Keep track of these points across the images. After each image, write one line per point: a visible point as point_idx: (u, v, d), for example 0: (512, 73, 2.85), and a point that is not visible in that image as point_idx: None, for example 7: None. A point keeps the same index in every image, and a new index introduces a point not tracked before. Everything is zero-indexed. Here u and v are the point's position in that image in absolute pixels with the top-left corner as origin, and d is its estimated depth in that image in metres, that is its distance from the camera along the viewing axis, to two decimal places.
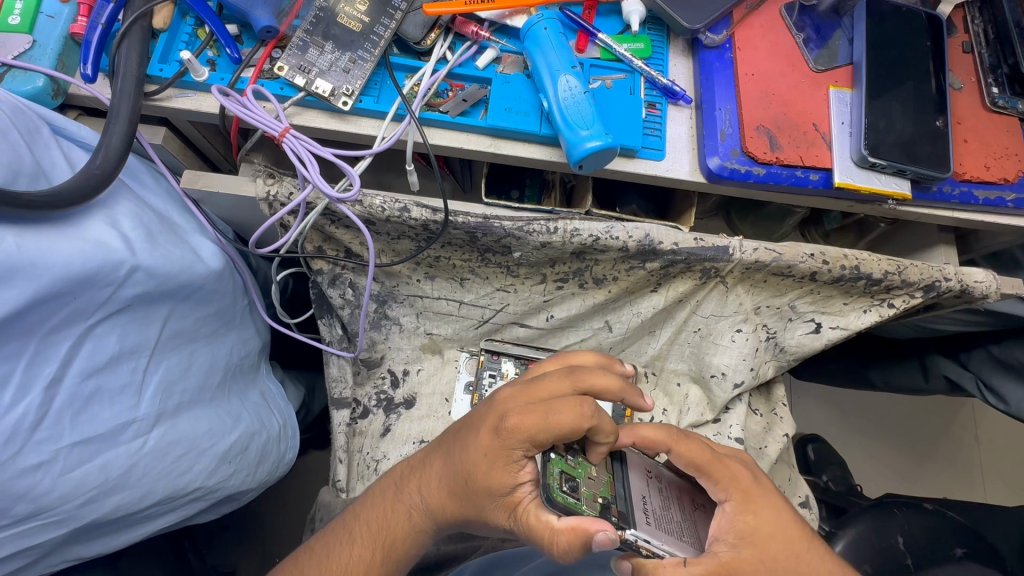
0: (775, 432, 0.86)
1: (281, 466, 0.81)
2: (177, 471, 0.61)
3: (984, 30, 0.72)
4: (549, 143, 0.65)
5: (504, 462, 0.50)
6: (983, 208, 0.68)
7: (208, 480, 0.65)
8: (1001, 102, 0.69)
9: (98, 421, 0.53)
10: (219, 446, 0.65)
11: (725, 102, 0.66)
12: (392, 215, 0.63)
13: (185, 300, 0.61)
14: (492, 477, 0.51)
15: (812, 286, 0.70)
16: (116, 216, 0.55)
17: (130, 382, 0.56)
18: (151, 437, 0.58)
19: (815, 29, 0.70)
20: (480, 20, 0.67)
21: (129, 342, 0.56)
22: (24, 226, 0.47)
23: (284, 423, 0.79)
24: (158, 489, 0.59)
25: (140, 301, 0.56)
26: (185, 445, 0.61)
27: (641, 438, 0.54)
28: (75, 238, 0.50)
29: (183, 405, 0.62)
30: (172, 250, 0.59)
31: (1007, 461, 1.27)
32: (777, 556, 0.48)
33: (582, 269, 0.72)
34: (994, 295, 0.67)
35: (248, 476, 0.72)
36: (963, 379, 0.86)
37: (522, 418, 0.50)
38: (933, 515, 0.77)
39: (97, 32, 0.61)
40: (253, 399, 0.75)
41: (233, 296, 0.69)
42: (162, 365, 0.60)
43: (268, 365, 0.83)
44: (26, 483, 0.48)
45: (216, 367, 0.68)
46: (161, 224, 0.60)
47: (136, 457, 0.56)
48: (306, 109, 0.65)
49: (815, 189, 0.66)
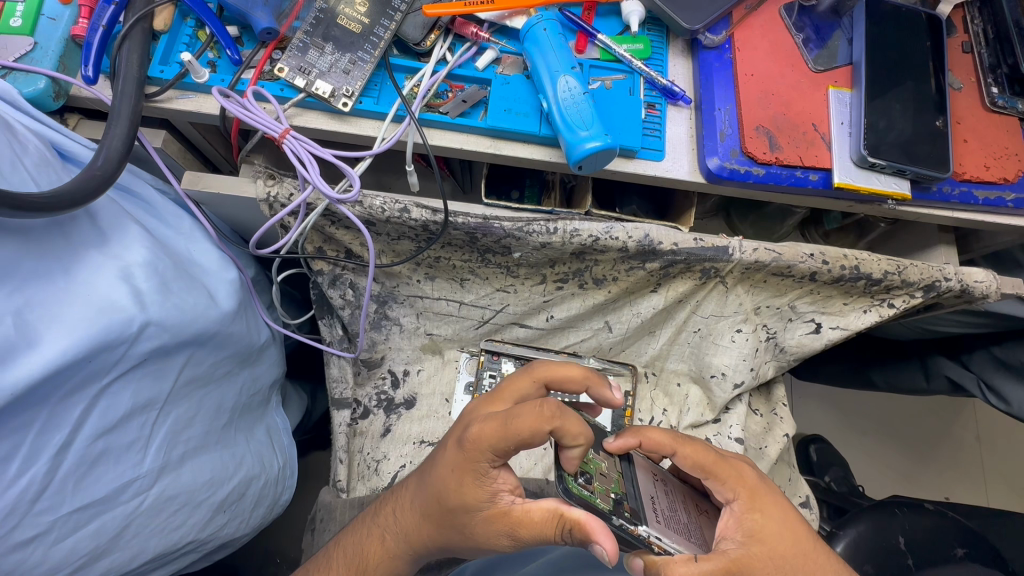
0: (776, 432, 0.85)
1: (277, 506, 0.83)
2: (171, 526, 0.61)
3: (983, 30, 0.72)
4: (548, 143, 0.65)
5: (472, 478, 0.51)
6: (983, 208, 0.68)
7: (201, 532, 0.66)
8: (1001, 102, 0.69)
9: (101, 483, 0.53)
10: (216, 496, 0.66)
11: (724, 102, 0.66)
12: (392, 215, 0.63)
13: (203, 345, 0.62)
14: (463, 496, 0.51)
15: (812, 285, 0.70)
16: (131, 271, 0.55)
17: (139, 437, 0.56)
18: (151, 494, 0.58)
19: (814, 29, 0.70)
20: (480, 21, 0.68)
21: (142, 398, 0.56)
22: (23, 284, 0.48)
23: (284, 463, 0.81)
24: (149, 547, 0.59)
25: (155, 355, 0.56)
26: (183, 499, 0.62)
27: (646, 439, 0.54)
28: (80, 305, 0.50)
29: (187, 454, 0.62)
30: (185, 298, 0.59)
31: (1008, 460, 1.27)
32: (785, 553, 0.47)
33: (582, 269, 0.72)
34: (995, 294, 0.67)
35: (243, 522, 0.74)
36: (964, 379, 0.87)
37: (484, 426, 0.49)
38: (936, 516, 0.77)
39: (98, 34, 0.61)
40: (258, 438, 0.76)
41: (253, 326, 0.72)
42: (172, 415, 0.60)
43: (278, 398, 0.85)
44: (15, 559, 0.48)
45: (224, 407, 0.68)
46: (176, 270, 0.61)
47: (131, 517, 0.56)
48: (306, 110, 0.65)
49: (815, 189, 0.66)
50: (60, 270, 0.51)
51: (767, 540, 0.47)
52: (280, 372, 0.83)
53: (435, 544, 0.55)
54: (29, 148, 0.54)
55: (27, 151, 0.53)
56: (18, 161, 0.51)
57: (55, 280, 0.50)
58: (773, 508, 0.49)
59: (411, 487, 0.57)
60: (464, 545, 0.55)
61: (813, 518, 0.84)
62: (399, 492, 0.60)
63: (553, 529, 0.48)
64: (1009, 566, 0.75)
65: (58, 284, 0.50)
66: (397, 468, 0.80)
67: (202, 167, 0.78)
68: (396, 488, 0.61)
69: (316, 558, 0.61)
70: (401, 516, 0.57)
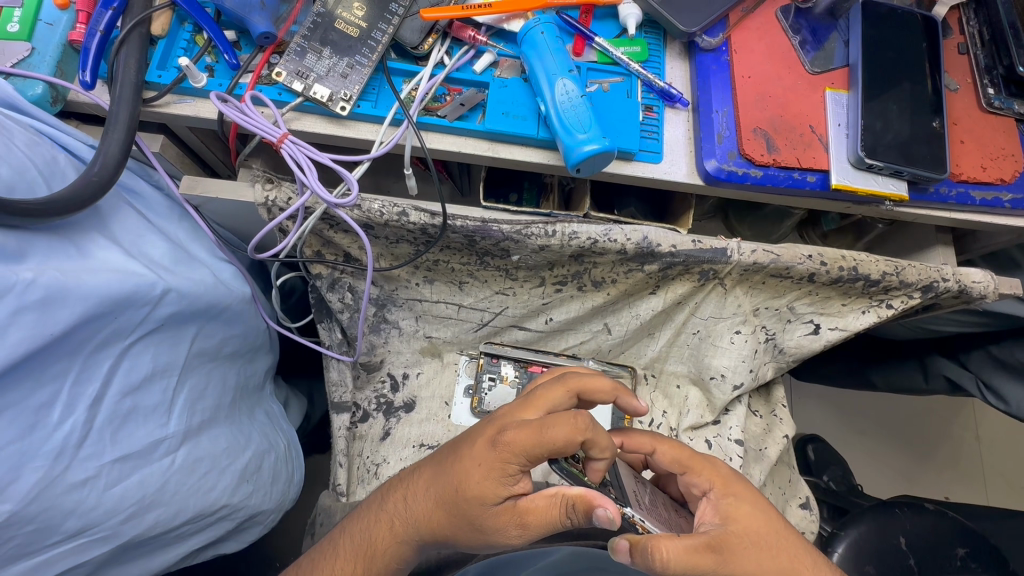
0: (775, 434, 0.85)
1: (292, 487, 0.83)
2: (205, 488, 0.61)
3: (979, 32, 0.72)
4: (546, 146, 0.65)
5: (498, 475, 0.50)
6: (980, 208, 0.68)
7: (232, 498, 0.66)
8: (997, 102, 0.69)
9: (134, 438, 0.53)
10: (238, 463, 0.66)
11: (721, 105, 0.67)
12: (390, 219, 0.63)
13: (212, 319, 0.63)
14: (472, 479, 0.50)
15: (811, 287, 0.70)
16: (132, 253, 0.56)
17: (162, 401, 0.57)
18: (180, 454, 0.58)
19: (811, 31, 0.71)
20: (478, 24, 0.68)
21: (161, 361, 0.57)
22: (43, 250, 0.48)
23: (288, 442, 0.81)
24: (189, 505, 0.60)
25: (171, 321, 0.57)
26: (210, 462, 0.62)
27: (629, 440, 0.60)
28: (103, 268, 0.50)
29: (206, 423, 0.63)
30: (193, 273, 0.61)
31: (1007, 460, 1.28)
32: (760, 531, 0.49)
33: (581, 271, 0.72)
34: (992, 294, 0.67)
35: (266, 495, 0.73)
36: (963, 379, 0.87)
37: (519, 432, 0.49)
38: (937, 517, 0.77)
39: (95, 39, 0.61)
40: (259, 419, 0.76)
41: (257, 319, 0.73)
42: (189, 383, 0.60)
43: (272, 387, 0.85)
44: (73, 500, 0.49)
45: (229, 386, 0.68)
46: (177, 251, 0.61)
47: (168, 474, 0.57)
48: (303, 115, 0.65)
49: (812, 191, 0.66)
50: (74, 248, 0.50)
51: (741, 521, 0.49)
52: (274, 358, 0.84)
53: (444, 535, 0.53)
54: (16, 131, 0.53)
55: (15, 135, 0.53)
56: (11, 145, 0.51)
57: (70, 254, 0.50)
58: (746, 493, 0.52)
59: (424, 478, 0.55)
60: (472, 541, 0.53)
61: (813, 519, 0.84)
62: (413, 475, 0.58)
63: (558, 510, 0.49)
64: (1010, 565, 0.75)
65: (73, 258, 0.49)
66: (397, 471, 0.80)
67: (200, 171, 0.78)
68: (418, 469, 0.57)
69: (320, 545, 0.60)
70: (413, 503, 0.55)
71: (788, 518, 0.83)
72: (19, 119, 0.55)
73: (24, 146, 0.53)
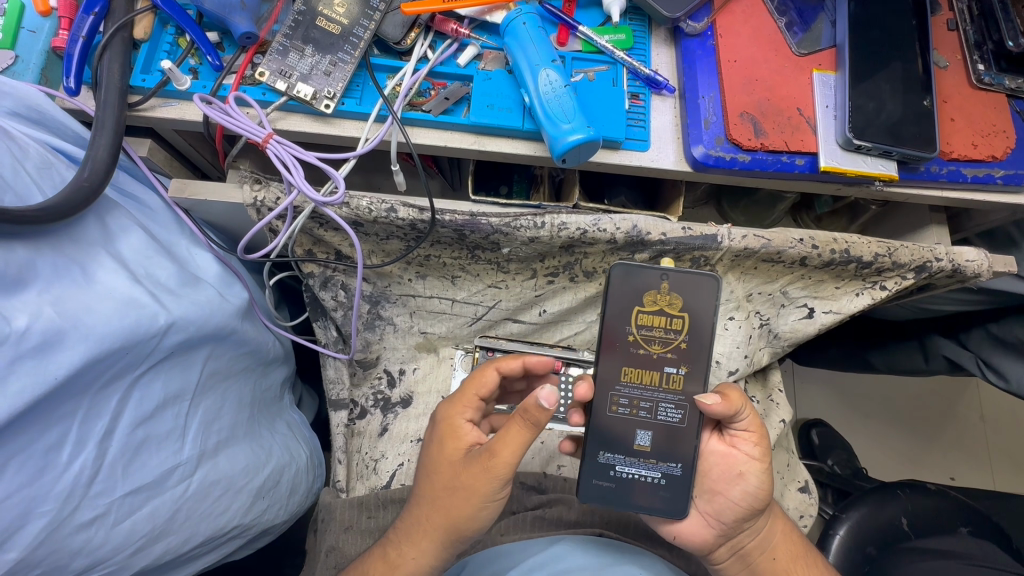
0: (773, 418, 0.86)
1: (310, 494, 0.84)
2: (218, 510, 0.62)
3: (968, 8, 0.71)
4: (533, 138, 0.65)
5: (451, 436, 0.58)
6: (972, 185, 0.67)
7: (245, 517, 0.67)
8: (987, 78, 0.68)
9: (146, 469, 0.54)
10: (255, 482, 0.67)
11: (707, 90, 0.66)
12: (379, 215, 0.63)
13: (221, 341, 0.63)
14: (462, 439, 0.58)
15: (803, 270, 0.70)
16: (139, 276, 0.56)
17: (175, 427, 0.57)
18: (195, 480, 0.59)
19: (798, 13, 0.70)
20: (460, 17, 0.67)
21: (172, 389, 0.57)
22: (48, 283, 0.48)
23: (311, 453, 0.82)
24: (200, 531, 0.61)
25: (180, 349, 0.57)
26: (225, 484, 0.62)
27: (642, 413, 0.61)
28: (108, 300, 0.51)
29: (222, 443, 0.63)
30: (199, 296, 0.61)
31: (1012, 439, 1.27)
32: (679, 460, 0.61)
33: (572, 262, 0.73)
34: (987, 273, 0.66)
35: (281, 509, 0.75)
36: (963, 359, 0.86)
37: (452, 406, 0.60)
38: (936, 496, 0.77)
39: (78, 44, 0.60)
40: (281, 430, 0.77)
41: (262, 334, 0.73)
42: (202, 406, 0.61)
43: (292, 397, 0.86)
44: (81, 539, 0.49)
45: (245, 402, 0.69)
46: (183, 273, 0.62)
47: (180, 501, 0.57)
48: (289, 113, 0.65)
49: (802, 174, 0.65)
50: (79, 269, 0.51)
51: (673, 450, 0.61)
52: (289, 368, 0.85)
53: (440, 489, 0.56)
54: (30, 151, 0.54)
55: (28, 154, 0.53)
56: (19, 165, 0.51)
57: (75, 277, 0.50)
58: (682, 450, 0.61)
59: (449, 496, 0.56)
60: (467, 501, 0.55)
61: (812, 502, 0.85)
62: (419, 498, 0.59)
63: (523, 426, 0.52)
64: (1013, 544, 0.76)
65: (79, 282, 0.50)
66: (396, 466, 0.81)
67: (190, 174, 0.78)
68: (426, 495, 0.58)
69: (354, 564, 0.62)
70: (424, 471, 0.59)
71: (787, 501, 0.84)
72: (31, 136, 0.56)
73: (29, 164, 0.53)
